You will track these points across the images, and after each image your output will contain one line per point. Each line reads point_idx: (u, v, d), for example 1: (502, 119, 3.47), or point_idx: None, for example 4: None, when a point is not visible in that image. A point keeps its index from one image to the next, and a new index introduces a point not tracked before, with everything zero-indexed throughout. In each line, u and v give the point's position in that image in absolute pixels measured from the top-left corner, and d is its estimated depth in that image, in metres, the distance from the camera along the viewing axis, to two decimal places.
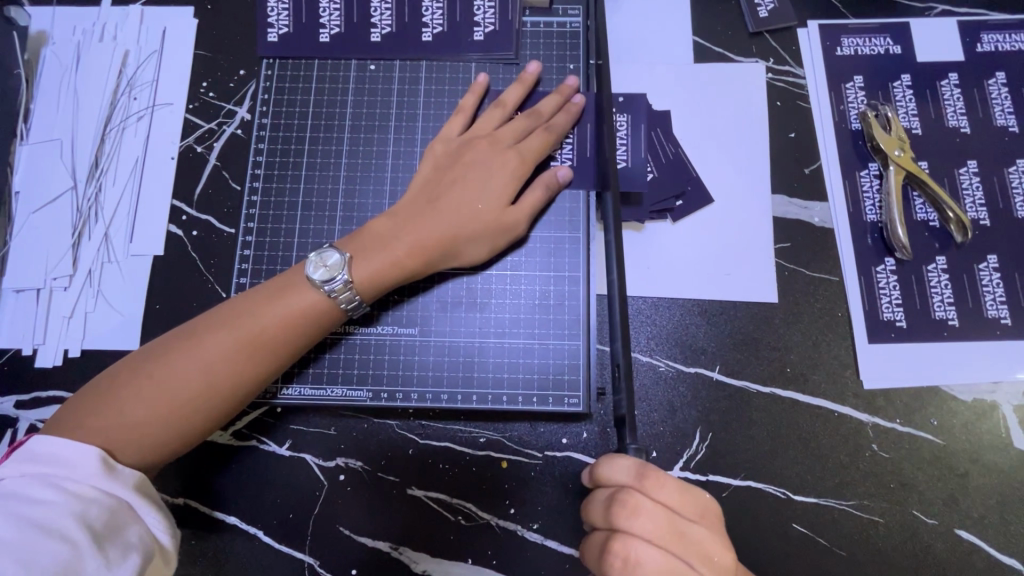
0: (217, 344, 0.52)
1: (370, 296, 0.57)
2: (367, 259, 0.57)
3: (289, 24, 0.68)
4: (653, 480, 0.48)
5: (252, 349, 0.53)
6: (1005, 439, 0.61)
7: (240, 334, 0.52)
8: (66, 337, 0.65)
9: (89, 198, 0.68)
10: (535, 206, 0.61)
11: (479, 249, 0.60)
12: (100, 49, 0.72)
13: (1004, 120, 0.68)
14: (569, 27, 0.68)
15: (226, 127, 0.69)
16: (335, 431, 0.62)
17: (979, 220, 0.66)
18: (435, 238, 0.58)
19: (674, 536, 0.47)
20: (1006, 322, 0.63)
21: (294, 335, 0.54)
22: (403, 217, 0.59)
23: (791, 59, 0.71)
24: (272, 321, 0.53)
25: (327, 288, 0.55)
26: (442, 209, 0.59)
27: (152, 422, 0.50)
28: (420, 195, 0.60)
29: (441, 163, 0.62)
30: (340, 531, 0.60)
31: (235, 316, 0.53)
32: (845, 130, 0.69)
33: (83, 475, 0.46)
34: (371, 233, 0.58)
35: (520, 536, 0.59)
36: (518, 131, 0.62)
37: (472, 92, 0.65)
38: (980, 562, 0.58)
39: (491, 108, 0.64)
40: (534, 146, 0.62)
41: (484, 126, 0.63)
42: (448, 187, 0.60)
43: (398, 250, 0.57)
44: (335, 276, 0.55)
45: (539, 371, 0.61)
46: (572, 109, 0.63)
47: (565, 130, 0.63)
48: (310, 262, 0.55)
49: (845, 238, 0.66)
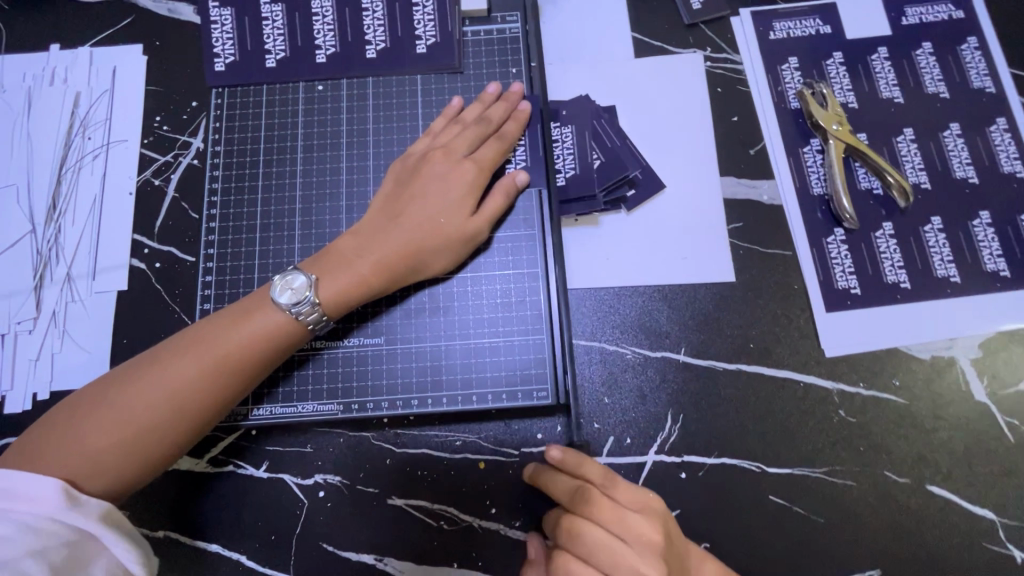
0: (182, 369, 0.52)
1: (337, 313, 0.58)
2: (332, 280, 0.57)
3: (235, 52, 0.70)
4: (612, 480, 0.56)
5: (220, 373, 0.53)
6: (966, 393, 0.63)
7: (207, 357, 0.53)
8: (34, 380, 0.64)
9: (49, 240, 0.68)
10: (495, 213, 0.62)
11: (443, 260, 0.61)
12: (51, 93, 0.72)
13: (935, 88, 0.71)
14: (508, 32, 0.70)
15: (182, 158, 0.70)
16: (311, 448, 0.62)
17: (919, 184, 0.68)
18: (401, 252, 0.59)
19: (618, 521, 0.53)
20: (955, 280, 0.65)
21: (260, 355, 0.55)
22: (365, 236, 0.60)
23: (727, 47, 0.73)
24: (240, 342, 0.54)
25: (293, 312, 0.55)
26: (404, 224, 0.60)
27: (117, 451, 0.50)
28: (382, 212, 0.61)
29: (401, 175, 0.63)
30: (323, 548, 0.60)
31: (200, 340, 0.54)
32: (785, 110, 0.72)
33: (44, 509, 0.46)
34: (335, 253, 0.59)
35: (503, 534, 0.60)
36: (471, 141, 0.64)
37: (444, 116, 0.67)
38: (955, 515, 0.60)
39: (449, 125, 0.65)
40: (489, 156, 0.63)
41: (441, 139, 0.65)
42: (408, 200, 0.61)
43: (365, 268, 0.58)
44: (302, 298, 0.56)
45: (507, 368, 0.62)
46: (520, 117, 0.66)
47: (516, 137, 0.65)
48: (276, 285, 0.56)
49: (795, 213, 0.68)
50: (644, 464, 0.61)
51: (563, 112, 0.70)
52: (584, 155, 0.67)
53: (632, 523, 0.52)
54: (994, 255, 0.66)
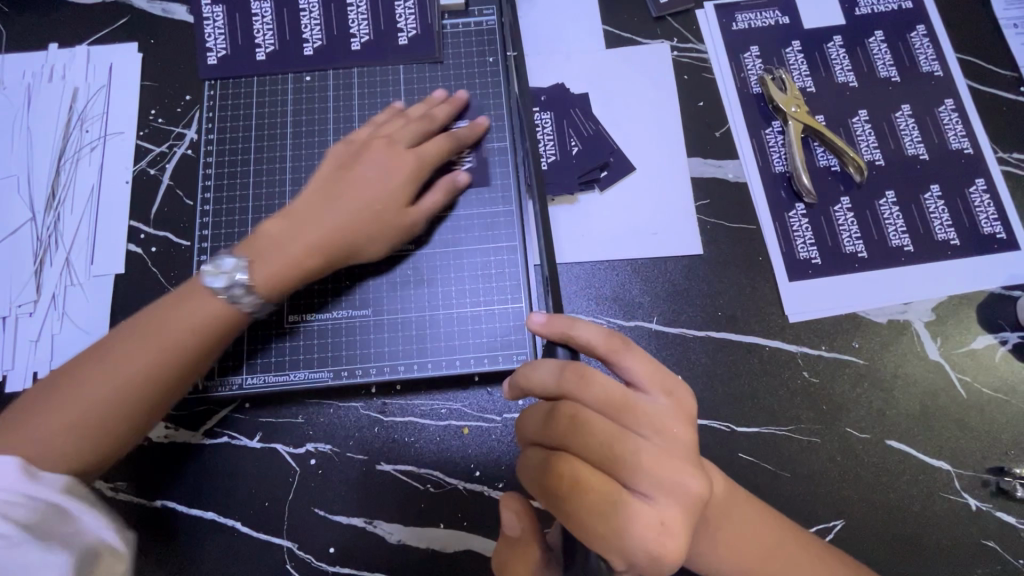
0: (124, 357, 0.55)
1: (273, 297, 0.60)
2: (265, 264, 0.59)
3: (226, 47, 0.74)
4: (624, 350, 0.50)
5: (164, 356, 0.56)
6: (921, 353, 0.67)
7: (154, 341, 0.56)
8: (35, 361, 0.67)
9: (48, 228, 0.71)
10: (433, 207, 0.66)
11: (375, 246, 0.63)
12: (50, 89, 0.76)
13: (887, 72, 0.76)
14: (485, 25, 0.75)
15: (176, 149, 0.73)
16: (302, 419, 0.65)
17: (874, 161, 0.73)
18: (332, 235, 0.61)
19: (625, 403, 0.48)
20: (909, 249, 0.70)
21: (201, 340, 0.57)
22: (297, 220, 0.62)
23: (692, 37, 0.78)
24: (187, 325, 0.57)
25: (227, 295, 0.58)
26: (338, 208, 0.62)
27: (66, 435, 0.52)
28: (317, 196, 0.63)
29: (337, 165, 0.65)
30: (315, 513, 0.63)
31: (141, 329, 0.56)
32: (748, 95, 0.76)
33: (8, 484, 0.48)
34: (266, 236, 0.61)
35: (487, 496, 0.63)
36: (413, 134, 0.67)
37: (386, 112, 0.69)
38: (912, 467, 0.63)
39: (391, 120, 0.68)
40: (431, 151, 0.66)
41: (384, 130, 0.67)
42: (343, 188, 0.63)
43: (295, 251, 0.60)
44: (233, 281, 0.58)
45: (488, 335, 0.65)
46: (473, 125, 0.69)
47: (464, 135, 0.68)
48: (208, 271, 0.58)
49: (758, 190, 0.72)
50: None
51: (542, 98, 0.75)
52: (563, 142, 0.73)
53: (658, 411, 0.49)
54: (945, 225, 0.71)
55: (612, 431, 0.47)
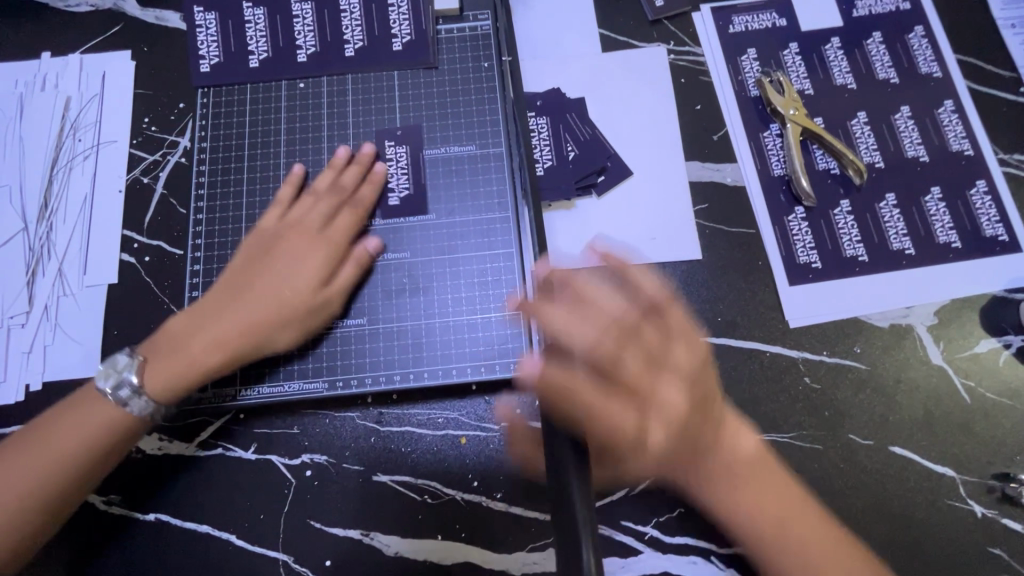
0: (26, 464, 0.57)
1: (169, 399, 0.60)
2: (165, 364, 0.60)
3: (220, 54, 0.73)
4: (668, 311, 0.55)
5: (60, 467, 0.57)
6: (924, 357, 0.66)
7: (53, 451, 0.57)
8: (27, 372, 0.66)
9: (41, 237, 0.70)
10: (345, 286, 0.65)
11: (287, 337, 0.62)
12: (43, 98, 0.75)
13: (885, 74, 0.76)
14: (480, 30, 0.74)
15: (170, 157, 0.73)
16: (298, 429, 0.64)
17: (874, 163, 0.72)
18: (237, 331, 0.61)
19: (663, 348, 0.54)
20: (910, 252, 0.69)
21: (105, 444, 0.58)
22: (202, 314, 0.62)
23: (689, 40, 0.78)
24: (80, 433, 0.58)
25: (116, 396, 0.59)
26: (246, 301, 0.62)
27: None
28: (226, 287, 0.63)
29: (249, 253, 0.65)
30: (311, 525, 0.62)
31: (42, 434, 0.58)
32: (746, 98, 0.75)
33: None
34: (171, 334, 0.62)
35: (485, 506, 0.62)
36: (322, 213, 0.66)
37: (288, 184, 0.68)
38: (917, 473, 0.62)
39: (306, 197, 0.67)
40: (341, 228, 0.66)
41: (291, 211, 0.67)
42: (249, 281, 0.63)
43: (193, 350, 0.60)
44: (120, 382, 0.59)
45: (485, 343, 0.65)
46: (374, 179, 0.68)
47: (368, 201, 0.67)
48: (100, 372, 0.60)
49: (757, 193, 0.72)
50: None
51: (538, 103, 0.74)
52: (559, 147, 0.72)
53: (686, 361, 0.54)
54: (946, 228, 0.70)
55: (643, 365, 0.52)
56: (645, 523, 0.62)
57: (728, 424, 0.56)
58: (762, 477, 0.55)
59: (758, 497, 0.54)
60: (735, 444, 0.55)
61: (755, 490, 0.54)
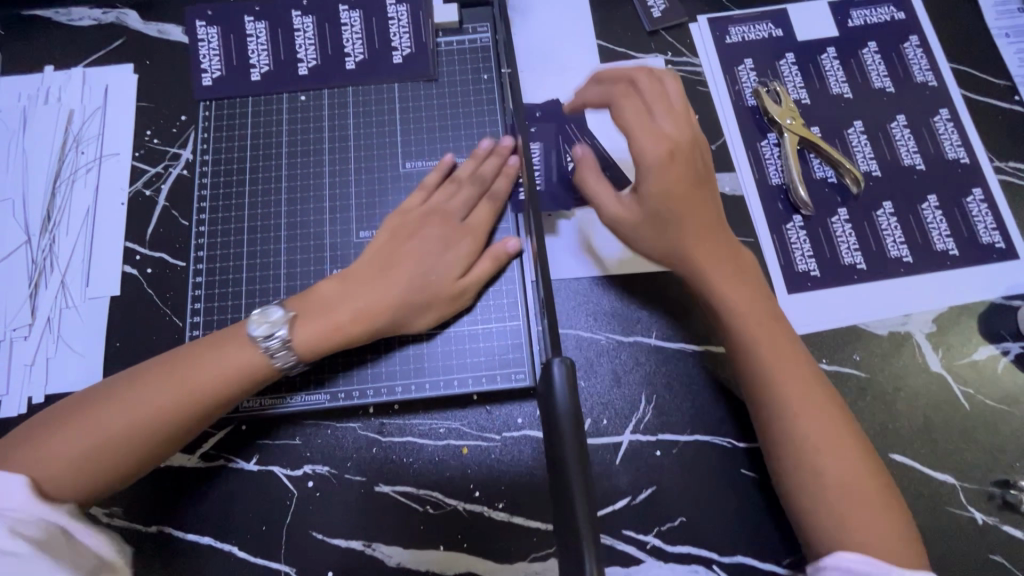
0: (159, 396, 0.54)
1: (307, 357, 0.59)
2: (309, 324, 0.59)
3: (221, 68, 0.74)
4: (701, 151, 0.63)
5: (182, 409, 0.55)
6: (923, 364, 0.66)
7: (186, 385, 0.55)
8: (29, 385, 0.66)
9: (44, 250, 0.71)
10: (484, 276, 0.65)
11: (423, 320, 0.63)
12: (46, 111, 0.76)
13: (881, 83, 0.76)
14: (479, 42, 0.75)
15: (172, 169, 0.73)
16: (300, 440, 0.64)
17: (871, 172, 0.73)
18: (377, 306, 0.60)
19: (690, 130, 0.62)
20: (907, 260, 0.69)
21: (232, 388, 0.56)
22: (349, 281, 0.62)
23: (686, 51, 0.78)
24: (222, 370, 0.56)
25: (265, 346, 0.57)
26: (394, 278, 0.62)
27: (83, 466, 0.51)
28: (372, 262, 0.63)
29: (397, 231, 0.65)
30: (313, 536, 0.62)
31: (181, 371, 0.56)
32: (743, 107, 0.76)
33: (17, 504, 0.48)
34: (317, 296, 0.61)
35: (487, 516, 0.62)
36: (465, 203, 0.67)
37: (437, 170, 0.69)
38: (917, 481, 0.62)
39: (449, 185, 0.68)
40: (482, 220, 0.66)
41: (436, 199, 0.67)
42: (402, 257, 0.63)
43: (342, 316, 0.60)
44: (273, 331, 0.58)
45: (486, 354, 0.65)
46: (509, 172, 0.68)
47: (505, 192, 0.68)
48: (253, 319, 0.58)
49: (755, 202, 0.72)
50: (621, 443, 0.64)
51: (537, 115, 0.75)
52: (557, 158, 0.73)
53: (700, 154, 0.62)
54: (943, 235, 0.70)
55: (670, 114, 0.61)
56: (647, 532, 0.62)
57: (777, 330, 0.58)
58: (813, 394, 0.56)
59: (802, 416, 0.55)
60: (789, 356, 0.57)
61: (800, 417, 0.55)
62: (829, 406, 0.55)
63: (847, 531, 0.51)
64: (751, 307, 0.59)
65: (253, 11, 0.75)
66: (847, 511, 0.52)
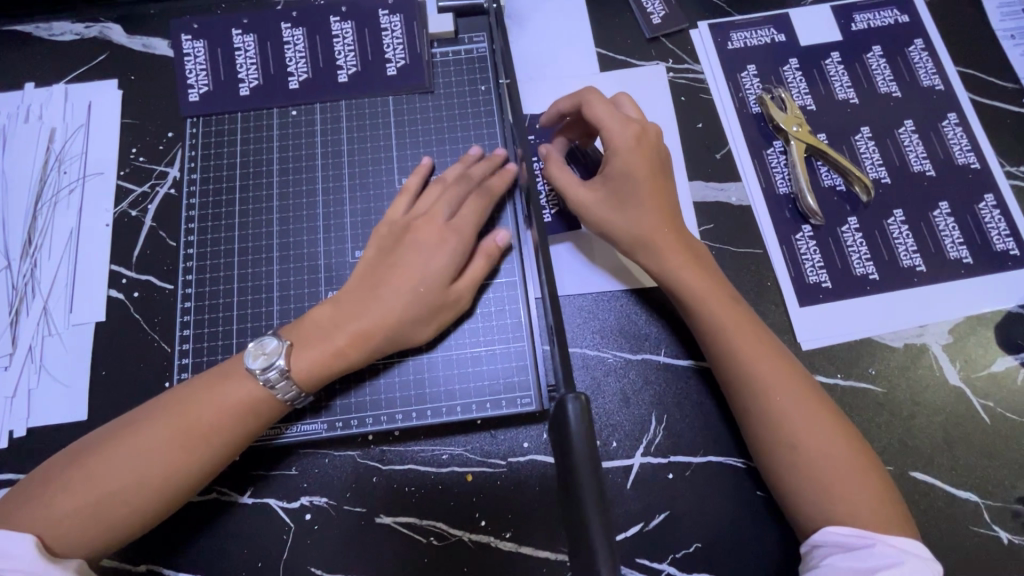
0: (161, 438, 0.52)
1: (308, 385, 0.57)
2: (307, 351, 0.56)
3: (209, 83, 0.71)
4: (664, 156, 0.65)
5: (186, 451, 0.52)
6: (940, 377, 0.64)
7: (188, 423, 0.53)
8: (10, 418, 0.63)
9: (24, 275, 0.68)
10: (479, 276, 0.62)
11: (422, 329, 0.60)
12: (26, 130, 0.73)
13: (887, 88, 0.75)
14: (476, 53, 0.73)
15: (159, 188, 0.70)
16: (296, 471, 0.61)
17: (880, 178, 0.71)
18: (376, 327, 0.58)
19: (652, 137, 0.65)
20: (921, 269, 0.67)
21: (242, 421, 0.54)
22: (344, 304, 0.59)
23: (688, 58, 0.76)
24: (227, 401, 0.54)
25: (264, 378, 0.55)
26: (386, 293, 0.59)
27: (90, 514, 0.50)
28: (364, 279, 0.60)
29: (382, 244, 0.62)
30: (312, 572, 0.59)
31: (183, 409, 0.54)
32: (747, 115, 0.74)
33: (24, 564, 0.46)
34: (312, 322, 0.58)
35: (494, 547, 0.59)
36: (450, 202, 0.63)
37: (416, 173, 0.67)
38: (939, 500, 0.60)
39: (432, 186, 0.65)
40: (469, 217, 0.63)
41: (419, 203, 0.64)
42: (390, 270, 0.60)
43: (340, 340, 0.57)
44: (271, 363, 0.55)
45: (490, 377, 0.62)
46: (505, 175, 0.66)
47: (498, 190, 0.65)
48: (249, 352, 0.56)
49: (763, 213, 0.70)
50: (632, 466, 0.62)
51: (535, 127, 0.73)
52: None
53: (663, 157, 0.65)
54: (956, 243, 0.68)
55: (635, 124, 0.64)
56: (661, 559, 0.59)
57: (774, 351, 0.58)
58: (785, 377, 0.57)
59: (812, 441, 0.54)
60: (750, 330, 0.59)
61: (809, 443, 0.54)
62: (804, 386, 0.57)
63: (832, 504, 0.53)
64: (710, 290, 0.60)
65: (241, 24, 0.72)
66: (831, 483, 0.53)
